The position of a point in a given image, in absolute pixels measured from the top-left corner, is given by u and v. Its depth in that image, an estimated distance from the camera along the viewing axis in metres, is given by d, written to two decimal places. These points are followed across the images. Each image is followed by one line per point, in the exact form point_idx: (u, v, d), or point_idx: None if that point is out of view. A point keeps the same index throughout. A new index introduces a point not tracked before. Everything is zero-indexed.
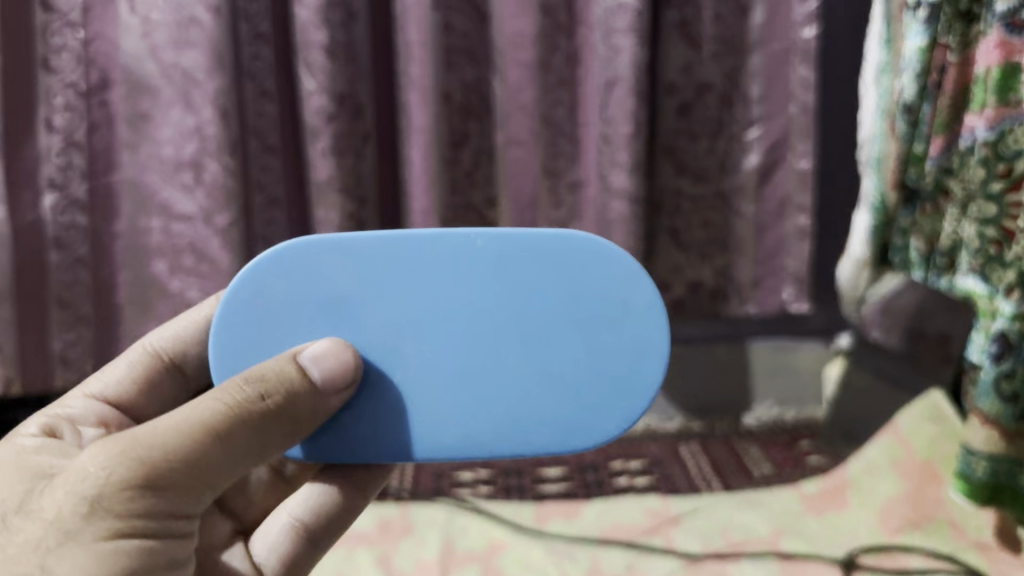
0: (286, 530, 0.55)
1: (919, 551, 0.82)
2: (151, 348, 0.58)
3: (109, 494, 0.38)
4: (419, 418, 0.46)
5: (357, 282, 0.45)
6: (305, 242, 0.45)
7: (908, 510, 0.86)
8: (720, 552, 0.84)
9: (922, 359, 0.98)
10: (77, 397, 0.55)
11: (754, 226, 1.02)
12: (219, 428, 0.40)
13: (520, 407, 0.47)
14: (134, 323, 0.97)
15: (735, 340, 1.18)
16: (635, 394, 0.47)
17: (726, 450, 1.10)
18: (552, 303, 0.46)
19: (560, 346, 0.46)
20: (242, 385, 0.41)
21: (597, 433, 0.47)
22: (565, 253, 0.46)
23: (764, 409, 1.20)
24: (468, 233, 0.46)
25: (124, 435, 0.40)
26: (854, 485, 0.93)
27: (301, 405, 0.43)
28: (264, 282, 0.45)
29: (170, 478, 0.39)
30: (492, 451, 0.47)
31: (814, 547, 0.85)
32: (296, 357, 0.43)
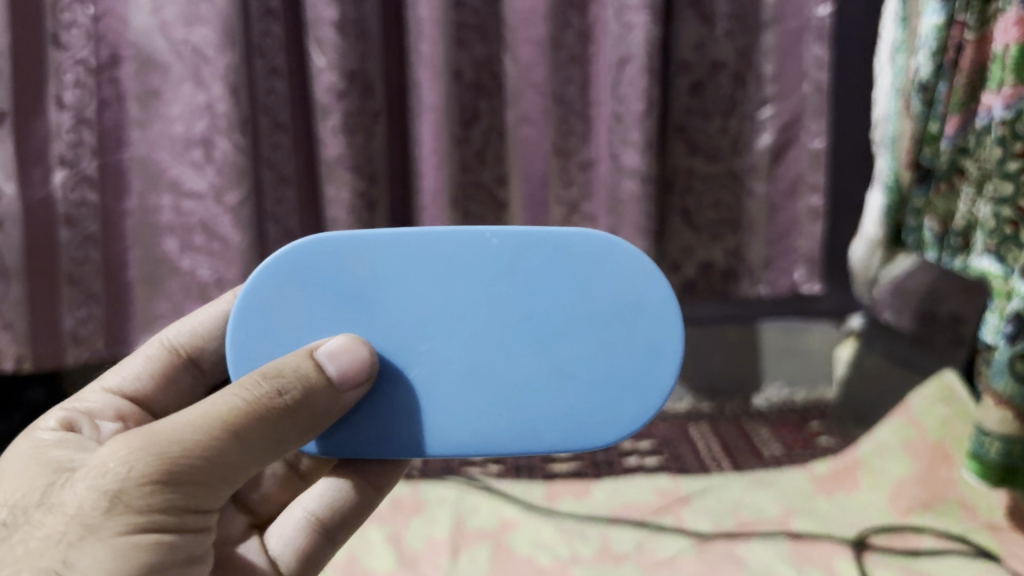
0: (302, 524, 0.55)
1: (931, 531, 0.82)
2: (168, 343, 0.58)
3: (129, 489, 0.38)
4: (434, 415, 0.46)
5: (374, 280, 0.45)
6: (322, 240, 0.45)
7: (920, 491, 0.86)
8: (731, 532, 0.84)
9: (935, 340, 0.95)
10: (95, 391, 0.55)
11: (766, 206, 1.02)
12: (236, 424, 0.40)
13: (534, 406, 0.46)
14: (145, 300, 0.97)
15: (745, 321, 1.18)
16: (649, 391, 0.47)
17: (736, 431, 1.10)
18: (566, 303, 0.46)
19: (574, 344, 0.46)
20: (259, 380, 0.41)
21: (611, 431, 0.47)
22: (579, 250, 0.46)
23: (775, 389, 1.20)
24: (483, 230, 0.45)
25: (143, 430, 0.39)
26: (865, 465, 0.93)
27: (317, 400, 0.43)
28: (280, 278, 0.45)
29: (189, 473, 0.39)
30: (505, 449, 0.46)
31: (825, 526, 0.85)
32: (312, 353, 0.43)
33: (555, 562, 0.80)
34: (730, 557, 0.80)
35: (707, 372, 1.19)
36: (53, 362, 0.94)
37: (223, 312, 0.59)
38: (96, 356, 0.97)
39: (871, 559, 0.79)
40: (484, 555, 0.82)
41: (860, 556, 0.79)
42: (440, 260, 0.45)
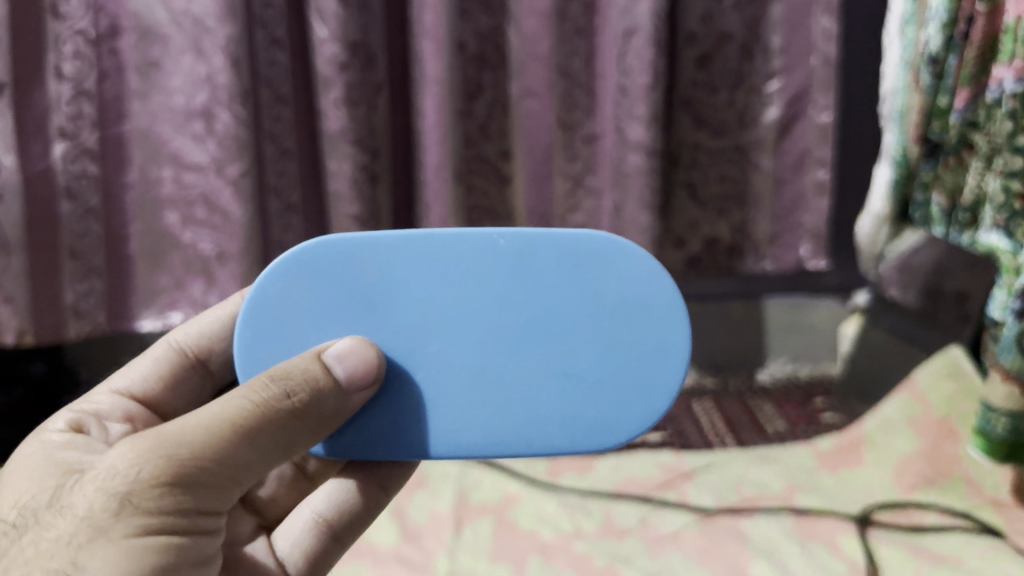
0: (309, 526, 0.55)
1: (935, 508, 0.82)
2: (176, 345, 0.57)
3: (139, 490, 0.38)
4: (442, 416, 0.46)
5: (381, 281, 0.45)
6: (330, 240, 0.45)
7: (924, 467, 0.86)
8: (734, 507, 0.84)
9: (940, 316, 0.95)
10: (103, 393, 0.54)
11: (772, 180, 1.01)
12: (245, 425, 0.40)
13: (541, 408, 0.46)
14: (148, 274, 0.97)
15: (750, 297, 1.17)
16: (655, 392, 0.46)
17: (739, 406, 1.09)
18: (573, 304, 0.45)
19: (581, 346, 0.45)
20: (267, 383, 0.41)
21: (618, 432, 0.46)
22: (585, 252, 0.45)
23: (779, 365, 1.19)
24: (489, 232, 0.45)
25: (153, 433, 0.39)
26: (869, 441, 0.93)
27: (324, 402, 0.42)
28: (288, 279, 0.45)
29: (198, 475, 0.39)
30: (513, 450, 0.46)
31: (829, 502, 0.84)
32: (320, 355, 0.43)
33: (557, 536, 0.80)
34: (734, 532, 0.80)
35: (710, 348, 1.19)
36: (55, 335, 0.94)
37: (232, 313, 0.59)
38: (97, 329, 0.96)
39: (875, 535, 0.79)
40: (486, 530, 0.82)
41: (864, 532, 0.79)
42: (448, 261, 0.45)
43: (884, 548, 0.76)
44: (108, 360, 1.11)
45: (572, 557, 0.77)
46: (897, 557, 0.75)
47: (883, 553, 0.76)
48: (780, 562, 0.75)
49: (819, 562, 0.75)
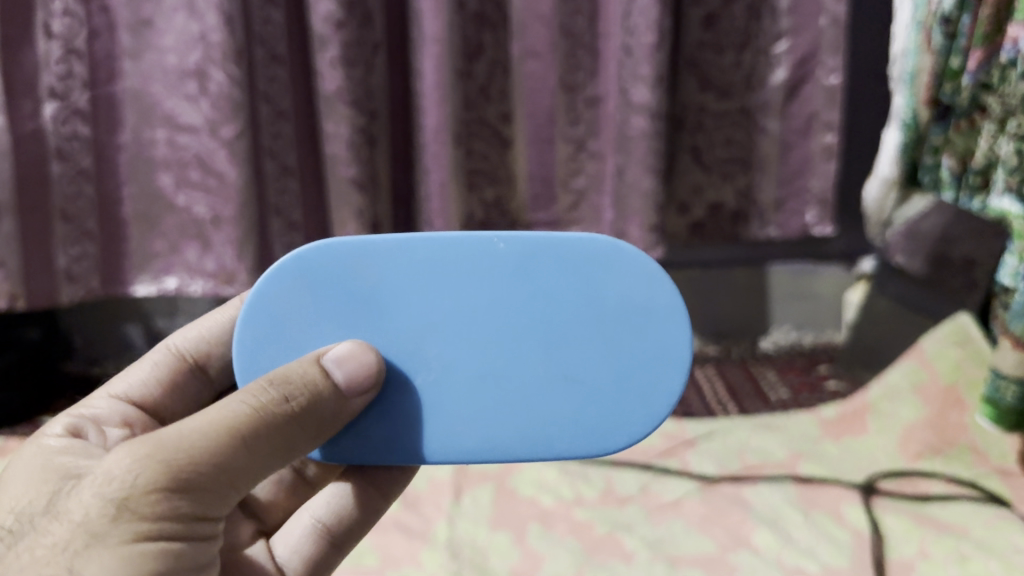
0: (309, 531, 0.53)
1: (941, 477, 0.81)
2: (176, 348, 0.54)
3: (136, 496, 0.35)
4: (442, 420, 0.44)
5: (379, 284, 0.43)
6: (329, 244, 0.43)
7: (930, 435, 0.85)
8: (736, 475, 0.83)
9: (947, 283, 0.94)
10: (101, 396, 0.50)
11: (779, 143, 0.99)
12: (244, 430, 0.38)
13: (541, 413, 0.44)
14: (141, 237, 0.95)
15: (754, 263, 1.14)
16: (657, 397, 0.44)
17: (742, 373, 1.08)
18: (573, 308, 0.43)
19: (582, 351, 0.43)
20: (265, 386, 0.39)
21: (619, 437, 0.44)
22: (586, 257, 0.42)
23: (782, 332, 1.18)
24: (489, 235, 0.42)
25: (150, 438, 0.37)
26: (873, 409, 0.91)
27: (322, 407, 0.40)
28: (288, 282, 0.43)
29: (198, 480, 0.37)
30: (514, 454, 0.44)
31: (833, 470, 0.83)
32: (319, 359, 0.41)
33: (558, 503, 0.80)
34: (736, 500, 0.79)
35: (713, 316, 1.17)
36: (48, 300, 0.93)
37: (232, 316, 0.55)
38: (91, 294, 0.95)
39: (879, 504, 0.78)
40: (486, 497, 0.81)
41: (868, 500, 0.78)
42: (447, 263, 0.42)
43: (888, 517, 0.75)
44: (116, 346, 1.11)
45: (573, 525, 0.76)
46: (901, 527, 0.74)
47: (888, 522, 0.75)
48: (784, 530, 0.74)
49: (823, 530, 0.74)
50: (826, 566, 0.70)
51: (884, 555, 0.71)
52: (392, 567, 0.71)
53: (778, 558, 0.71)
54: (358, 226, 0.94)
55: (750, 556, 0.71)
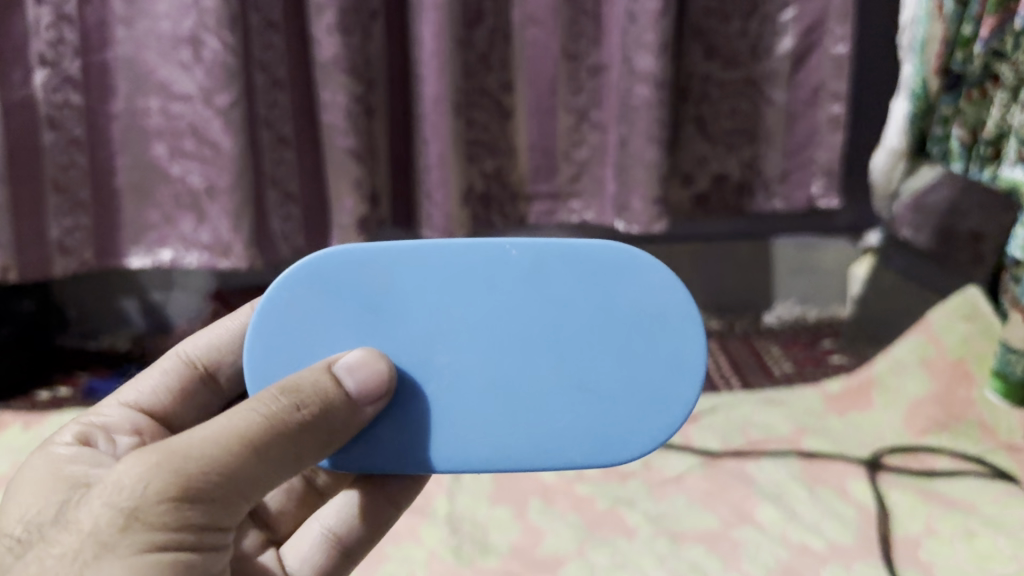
0: (320, 541, 0.52)
1: (947, 452, 0.79)
2: (187, 356, 0.51)
3: (148, 506, 0.34)
4: (453, 427, 0.42)
5: (390, 291, 0.41)
6: (341, 250, 0.41)
7: (936, 411, 0.83)
8: (740, 449, 0.82)
9: (950, 259, 0.93)
10: (112, 404, 0.48)
11: (785, 115, 0.97)
12: (255, 439, 0.36)
13: (552, 420, 0.42)
14: (136, 209, 0.93)
15: (757, 238, 1.12)
16: (668, 404, 0.42)
17: (746, 348, 1.07)
18: (587, 315, 0.41)
19: (594, 357, 0.42)
20: (277, 394, 0.37)
21: (630, 446, 0.42)
22: (598, 264, 0.41)
23: (786, 307, 1.17)
24: (502, 241, 0.41)
25: (161, 446, 0.35)
26: (879, 384, 0.89)
27: (333, 415, 0.39)
28: (298, 289, 0.41)
29: (211, 489, 0.35)
30: (524, 462, 0.42)
31: (837, 445, 0.82)
32: (330, 366, 0.39)
33: (559, 479, 0.78)
34: (739, 475, 0.78)
35: (716, 290, 1.16)
36: (40, 272, 0.91)
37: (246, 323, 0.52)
38: (85, 267, 0.94)
39: (884, 480, 0.76)
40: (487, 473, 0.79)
41: (874, 476, 0.77)
42: (460, 269, 0.41)
43: (894, 493, 0.74)
44: (111, 315, 1.10)
45: (575, 501, 0.75)
46: (907, 502, 0.73)
47: (893, 498, 0.74)
48: (788, 506, 0.73)
49: (829, 507, 0.73)
50: (831, 542, 0.69)
51: (890, 532, 0.69)
52: (392, 542, 0.70)
53: (782, 534, 0.70)
54: (356, 198, 0.92)
55: (753, 532, 0.70)
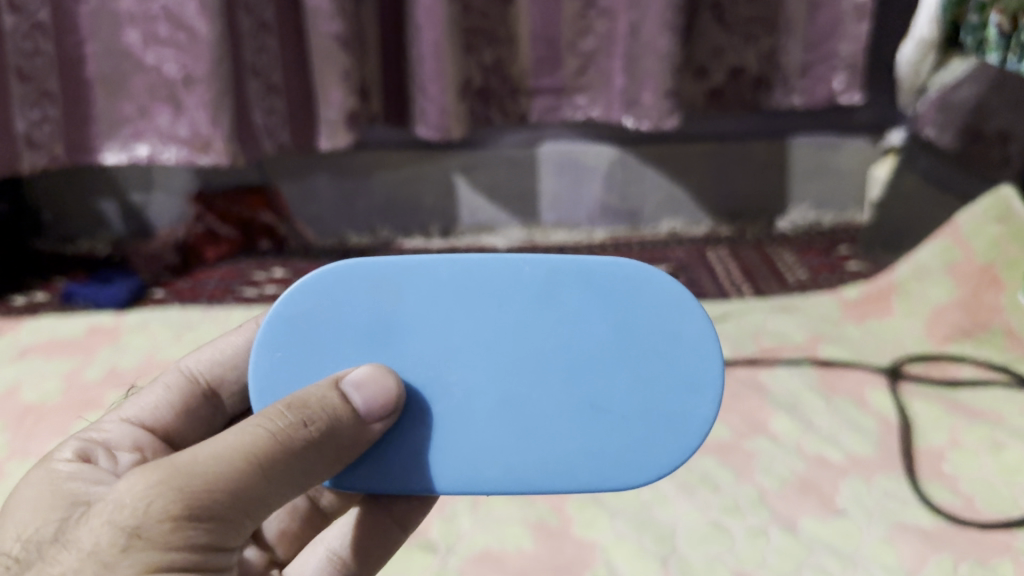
0: (323, 566, 0.44)
1: (971, 360, 0.75)
2: (190, 371, 0.45)
3: (150, 526, 0.29)
4: (461, 449, 0.37)
5: (394, 305, 0.36)
6: (349, 265, 0.36)
7: (960, 318, 0.79)
8: (752, 357, 0.78)
9: (974, 163, 0.84)
10: (110, 421, 0.41)
11: (807, 3, 0.90)
12: (262, 457, 0.31)
13: (565, 443, 0.37)
14: (109, 102, 0.87)
15: (774, 136, 1.06)
16: (689, 428, 0.37)
17: (758, 254, 1.01)
18: (601, 333, 0.36)
19: (609, 378, 0.36)
20: (282, 410, 0.32)
21: (646, 470, 0.37)
22: (615, 282, 0.36)
23: (800, 212, 1.10)
24: (513, 256, 0.36)
25: (162, 462, 0.30)
26: (901, 290, 0.85)
27: (342, 434, 0.34)
28: (306, 303, 0.36)
29: (216, 511, 0.30)
30: (535, 486, 0.37)
31: (856, 353, 0.78)
32: (338, 382, 0.34)
33: None
34: (751, 384, 0.74)
35: (729, 192, 1.09)
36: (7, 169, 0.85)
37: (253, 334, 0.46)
38: (55, 163, 0.88)
39: (906, 389, 0.72)
40: None
41: (895, 386, 0.73)
42: (468, 281, 0.36)
43: (917, 403, 0.70)
44: (89, 217, 1.05)
45: None
46: (931, 413, 0.69)
47: (916, 409, 0.70)
48: (804, 417, 0.69)
49: (847, 417, 0.69)
50: (850, 453, 0.65)
51: (913, 444, 0.66)
52: None
53: (798, 445, 0.66)
54: (344, 90, 0.86)
55: (767, 443, 0.66)
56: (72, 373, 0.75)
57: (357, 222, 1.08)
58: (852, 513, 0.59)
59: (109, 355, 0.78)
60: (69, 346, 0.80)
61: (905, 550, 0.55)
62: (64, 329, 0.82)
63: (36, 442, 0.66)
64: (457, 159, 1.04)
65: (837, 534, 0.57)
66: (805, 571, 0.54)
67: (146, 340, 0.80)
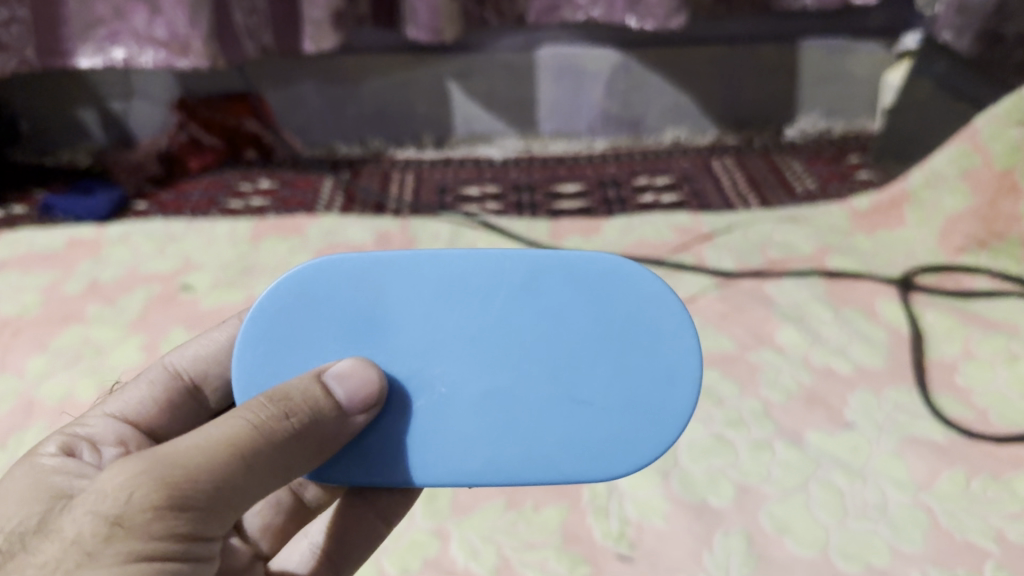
0: (308, 559, 0.43)
1: (986, 272, 0.73)
2: (174, 367, 0.41)
3: (135, 515, 0.27)
4: (445, 443, 0.35)
5: (376, 300, 0.35)
6: (332, 262, 0.35)
7: (975, 228, 0.75)
8: (757, 269, 0.74)
9: (994, 68, 0.79)
10: (96, 419, 0.38)
11: None
12: (248, 447, 0.29)
13: (547, 434, 0.35)
14: (79, 3, 0.82)
15: (784, 40, 1.00)
16: (668, 418, 0.35)
17: (765, 164, 0.98)
18: (579, 325, 0.35)
19: (588, 370, 0.35)
20: (263, 402, 0.31)
21: (626, 459, 0.35)
22: (592, 276, 0.35)
23: (810, 122, 1.06)
24: (494, 251, 0.35)
25: (144, 453, 0.29)
26: (913, 199, 0.80)
27: (324, 429, 0.32)
28: (290, 300, 0.35)
29: (201, 501, 0.28)
30: (518, 479, 0.35)
31: (865, 264, 0.75)
32: (319, 375, 0.33)
33: None
34: (757, 297, 0.71)
35: (736, 102, 1.05)
36: None
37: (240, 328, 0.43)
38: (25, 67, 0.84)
39: (918, 300, 0.70)
40: None
41: (907, 296, 0.70)
42: (449, 277, 0.35)
43: (929, 314, 0.67)
44: (66, 126, 1.01)
45: None
46: (943, 324, 0.66)
47: (927, 320, 0.67)
48: (811, 328, 0.66)
49: (855, 328, 0.66)
50: (859, 365, 0.62)
51: (925, 356, 0.63)
52: None
53: (804, 356, 0.63)
54: None
55: (773, 355, 0.63)
56: (51, 287, 0.72)
57: (347, 133, 1.04)
58: (862, 426, 0.56)
59: (90, 268, 0.75)
60: (48, 260, 0.76)
61: (916, 464, 0.53)
62: (42, 243, 0.79)
63: (13, 359, 0.64)
64: (451, 63, 0.99)
65: (845, 448, 0.55)
66: (811, 485, 0.52)
67: (128, 253, 0.77)
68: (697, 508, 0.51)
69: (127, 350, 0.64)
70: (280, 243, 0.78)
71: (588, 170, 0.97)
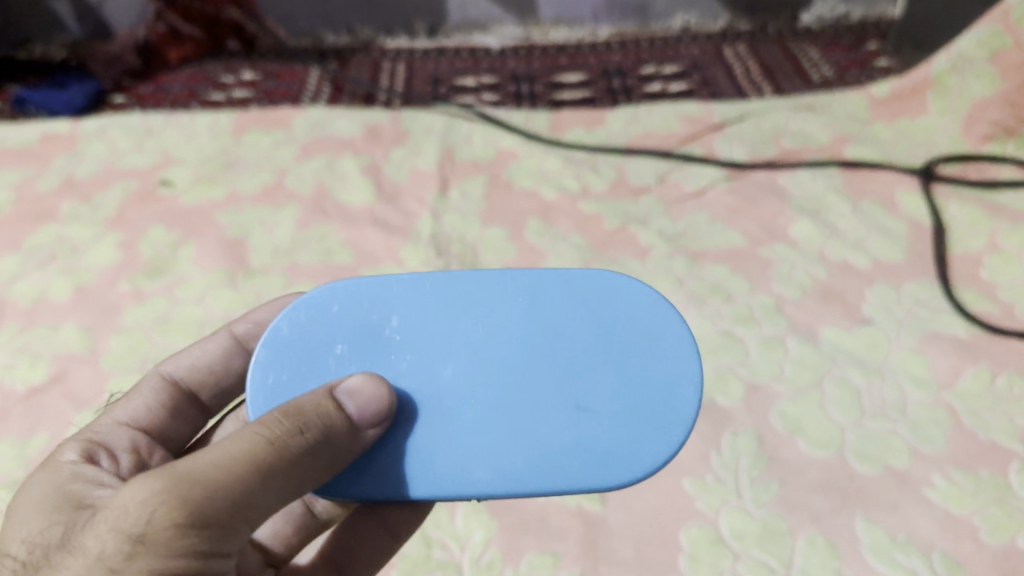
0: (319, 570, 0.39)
1: (1013, 162, 0.68)
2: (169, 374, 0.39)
3: (158, 534, 0.25)
4: (446, 451, 0.32)
5: (381, 318, 0.33)
6: (341, 285, 0.34)
7: (1003, 113, 0.70)
8: (770, 160, 0.70)
9: None
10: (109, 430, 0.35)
11: None
12: (267, 461, 0.27)
13: (553, 440, 0.32)
14: None
15: None
16: (675, 422, 0.32)
17: (778, 50, 0.92)
18: (582, 334, 0.33)
19: (592, 376, 0.32)
20: (279, 418, 0.28)
21: (634, 464, 0.32)
22: (592, 289, 0.34)
23: (826, 8, 0.98)
24: (496, 270, 0.34)
25: (165, 466, 0.26)
26: (937, 84, 0.74)
27: (338, 446, 0.29)
28: (299, 323, 0.33)
29: (221, 517, 0.26)
30: (523, 486, 0.31)
31: (885, 156, 0.71)
32: (331, 391, 0.30)
33: (561, 195, 0.66)
34: (771, 189, 0.66)
35: None
36: None
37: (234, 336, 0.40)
38: None
39: (941, 191, 0.65)
40: (478, 191, 0.67)
41: (929, 187, 0.65)
42: (451, 293, 0.33)
43: (953, 206, 0.63)
44: (40, 17, 0.95)
45: (578, 219, 0.64)
46: (967, 216, 0.62)
47: (951, 211, 0.63)
48: (827, 221, 0.63)
49: (874, 222, 0.62)
50: (877, 259, 0.59)
51: (947, 250, 0.60)
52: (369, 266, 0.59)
53: (819, 251, 0.60)
54: None
55: (786, 250, 0.60)
56: (24, 184, 0.69)
57: (332, 20, 0.97)
58: (880, 322, 0.53)
59: (65, 164, 0.71)
60: (21, 155, 0.72)
61: (937, 361, 0.51)
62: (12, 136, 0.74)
63: None
64: None
65: (863, 345, 0.52)
66: (825, 383, 0.49)
67: (104, 148, 0.73)
68: (705, 408, 0.48)
69: (103, 249, 0.61)
70: (263, 136, 0.73)
71: (591, 57, 0.92)
